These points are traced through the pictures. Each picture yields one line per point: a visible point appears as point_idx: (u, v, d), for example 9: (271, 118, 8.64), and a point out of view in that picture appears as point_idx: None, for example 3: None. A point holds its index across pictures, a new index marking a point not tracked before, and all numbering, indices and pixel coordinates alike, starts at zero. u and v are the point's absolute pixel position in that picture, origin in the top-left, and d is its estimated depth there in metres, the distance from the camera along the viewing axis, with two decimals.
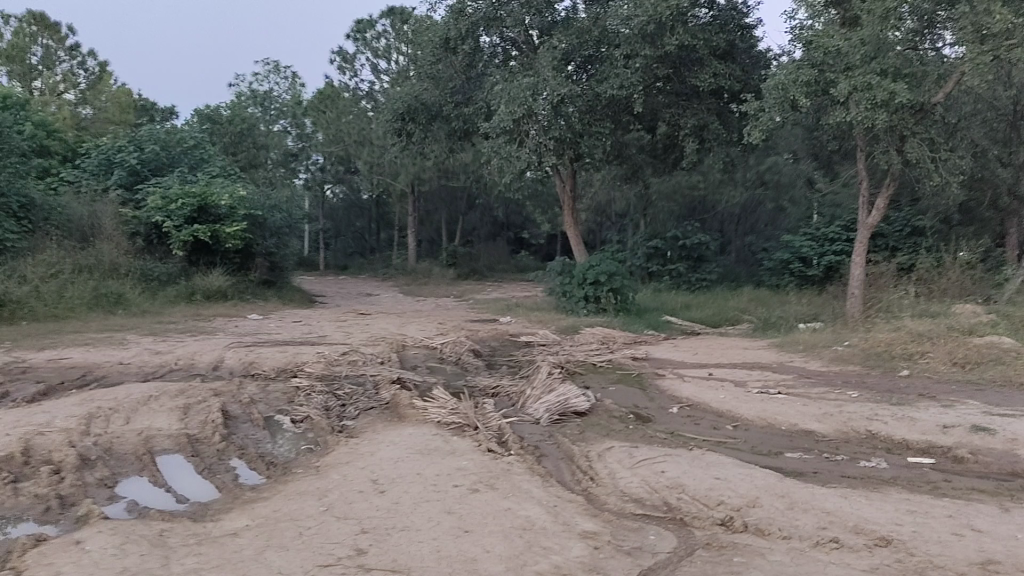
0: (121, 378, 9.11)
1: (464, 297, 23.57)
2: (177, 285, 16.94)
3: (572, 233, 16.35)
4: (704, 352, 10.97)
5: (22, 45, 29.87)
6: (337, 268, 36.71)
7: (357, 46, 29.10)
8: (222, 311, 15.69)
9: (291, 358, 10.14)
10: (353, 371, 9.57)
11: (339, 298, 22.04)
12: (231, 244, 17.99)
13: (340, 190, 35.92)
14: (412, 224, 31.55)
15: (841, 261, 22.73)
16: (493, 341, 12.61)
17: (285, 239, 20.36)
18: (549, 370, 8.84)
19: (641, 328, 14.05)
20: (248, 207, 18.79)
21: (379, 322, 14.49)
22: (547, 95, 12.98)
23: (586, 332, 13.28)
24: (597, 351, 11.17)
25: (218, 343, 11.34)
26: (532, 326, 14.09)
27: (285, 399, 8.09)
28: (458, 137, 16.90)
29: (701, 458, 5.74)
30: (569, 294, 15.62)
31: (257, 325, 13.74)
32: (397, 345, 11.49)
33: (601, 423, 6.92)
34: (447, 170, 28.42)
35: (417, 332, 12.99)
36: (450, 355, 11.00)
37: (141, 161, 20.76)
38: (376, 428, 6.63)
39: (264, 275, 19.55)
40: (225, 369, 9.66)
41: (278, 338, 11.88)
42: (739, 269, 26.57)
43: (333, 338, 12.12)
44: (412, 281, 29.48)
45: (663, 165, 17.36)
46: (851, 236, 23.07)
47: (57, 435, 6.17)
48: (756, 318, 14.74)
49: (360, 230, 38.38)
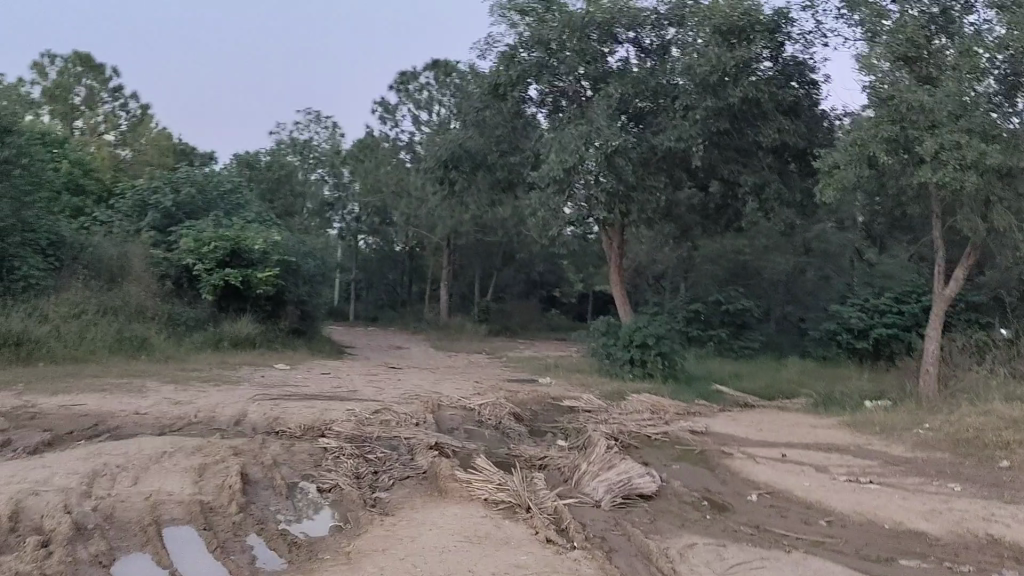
0: (135, 430, 8.34)
1: (497, 354, 22.72)
2: (205, 331, 16.29)
3: (618, 292, 15.47)
4: (768, 428, 9.99)
5: (66, 85, 30.01)
6: (366, 320, 36.07)
7: (399, 97, 28.83)
8: (248, 360, 14.97)
9: (320, 415, 9.31)
10: (385, 432, 8.71)
11: (369, 351, 21.28)
12: (263, 290, 17.36)
13: (374, 241, 35.47)
14: (446, 278, 30.89)
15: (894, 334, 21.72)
16: (534, 404, 11.71)
17: (317, 288, 19.74)
18: (605, 443, 7.93)
19: (691, 397, 13.08)
20: (283, 253, 18.24)
21: (412, 379, 13.65)
22: (599, 145, 12.25)
23: (633, 399, 12.36)
24: (650, 421, 10.22)
25: (242, 394, 10.58)
26: (575, 389, 13.17)
27: (311, 462, 7.25)
28: (502, 188, 16.27)
29: (802, 565, 4.82)
30: (612, 356, 14.68)
31: (284, 376, 12.97)
32: (432, 404, 10.63)
33: (674, 511, 5.99)
34: (485, 224, 27.84)
35: (453, 391, 12.14)
36: (490, 418, 10.10)
37: (176, 203, 20.38)
38: (415, 505, 5.76)
39: (294, 323, 18.89)
40: (247, 425, 8.84)
41: (306, 392, 11.07)
42: (784, 339, 25.53)
43: (364, 394, 11.29)
44: (444, 336, 28.68)
45: (714, 226, 16.53)
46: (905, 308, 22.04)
47: (53, 496, 5.39)
48: (814, 393, 13.76)
49: (392, 283, 37.80)
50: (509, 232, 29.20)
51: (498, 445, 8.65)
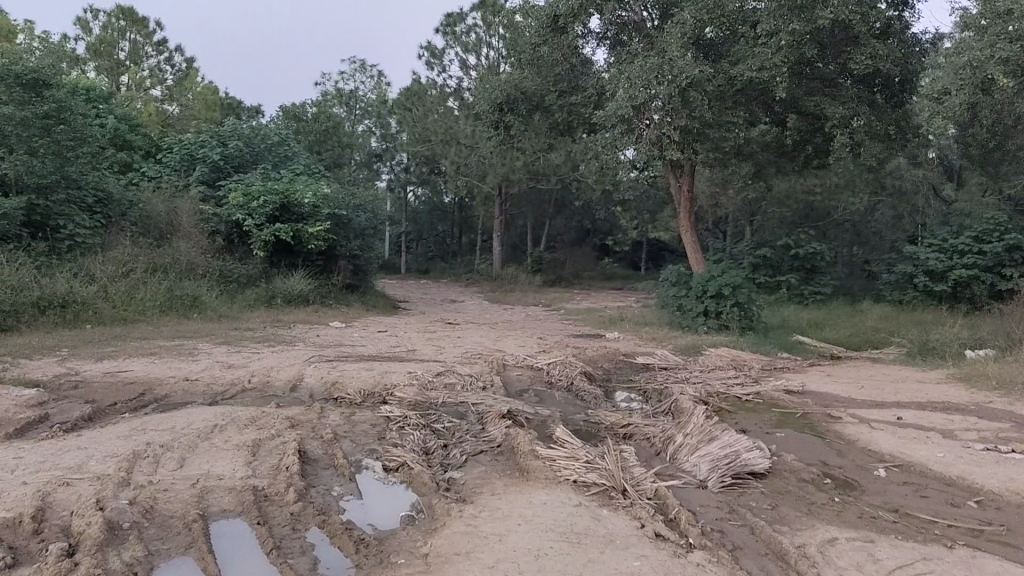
0: (185, 400, 7.74)
1: (555, 306, 21.93)
2: (257, 288, 15.71)
3: (688, 239, 14.49)
4: (868, 384, 9.06)
5: (110, 41, 29.56)
6: (418, 272, 35.50)
7: (447, 41, 27.77)
8: (302, 317, 14.39)
9: (380, 378, 8.62)
10: (451, 397, 7.97)
11: (424, 305, 20.65)
12: (314, 245, 16.72)
13: (423, 192, 34.72)
14: (498, 228, 30.07)
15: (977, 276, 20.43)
16: (605, 360, 10.90)
17: (370, 241, 19.09)
18: (698, 408, 7.09)
19: (775, 351, 12.16)
20: (333, 206, 17.58)
21: (473, 335, 12.92)
22: (675, 78, 11.18)
23: (711, 353, 11.48)
24: (735, 377, 9.35)
25: (298, 355, 9.95)
26: (647, 343, 12.33)
27: (373, 434, 6.54)
28: (561, 130, 15.32)
29: (975, 567, 3.98)
30: (684, 308, 13.75)
31: (339, 335, 12.34)
32: (498, 363, 9.88)
33: (795, 495, 5.14)
34: (538, 171, 26.84)
35: (518, 348, 11.37)
36: (561, 378, 9.32)
37: (225, 156, 19.83)
38: (496, 490, 4.99)
39: (348, 279, 18.29)
40: (303, 390, 8.18)
41: (364, 352, 10.41)
42: (854, 283, 24.31)
43: (424, 353, 10.59)
44: (498, 288, 27.95)
45: (789, 163, 15.40)
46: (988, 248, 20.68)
47: (88, 486, 4.74)
48: (907, 342, 12.73)
49: (442, 234, 37.11)
50: (562, 177, 28.20)
51: (574, 411, 7.86)
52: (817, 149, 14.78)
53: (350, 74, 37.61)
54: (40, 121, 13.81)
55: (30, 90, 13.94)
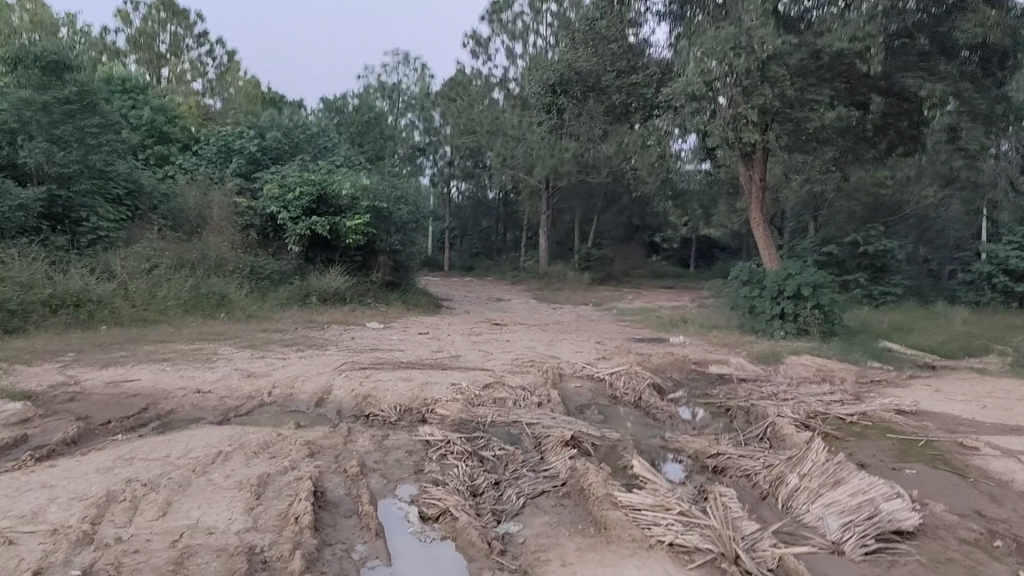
0: (193, 418, 6.66)
1: (606, 306, 20.65)
2: (291, 286, 14.68)
3: (760, 233, 13.15)
4: (988, 402, 7.69)
5: (150, 33, 28.75)
6: (461, 269, 34.46)
7: (493, 28, 26.61)
8: (337, 317, 13.34)
9: (419, 391, 7.45)
10: (501, 415, 6.79)
11: (467, 305, 19.53)
12: (352, 240, 15.69)
13: (467, 187, 33.58)
14: (545, 223, 28.84)
15: None
16: (673, 368, 9.62)
17: (411, 237, 17.99)
18: (805, 439, 5.82)
19: (862, 359, 10.81)
20: (372, 198, 16.51)
21: (522, 339, 11.72)
22: (754, 51, 9.97)
23: (793, 362, 10.18)
24: (830, 394, 8.03)
25: (328, 362, 8.86)
26: (717, 349, 11.05)
27: (410, 465, 5.38)
28: (619, 115, 14.04)
29: None
30: (755, 310, 12.43)
31: (377, 339, 11.22)
32: (553, 374, 8.66)
33: (964, 568, 3.86)
34: (587, 163, 25.55)
35: (574, 355, 10.15)
36: (627, 391, 8.08)
37: (261, 148, 18.87)
38: (566, 559, 3.79)
39: (387, 277, 17.21)
40: (330, 406, 7.05)
41: (402, 359, 9.27)
42: (926, 283, 22.71)
43: (469, 361, 9.41)
44: (544, 286, 26.76)
45: (870, 149, 13.94)
46: None
47: (35, 548, 3.66)
48: (1012, 352, 11.29)
49: (486, 230, 36.42)
50: (613, 170, 26.89)
51: (646, 435, 6.62)
52: (903, 134, 13.32)
53: (394, 67, 36.62)
54: (61, 106, 12.89)
55: (51, 74, 13.05)
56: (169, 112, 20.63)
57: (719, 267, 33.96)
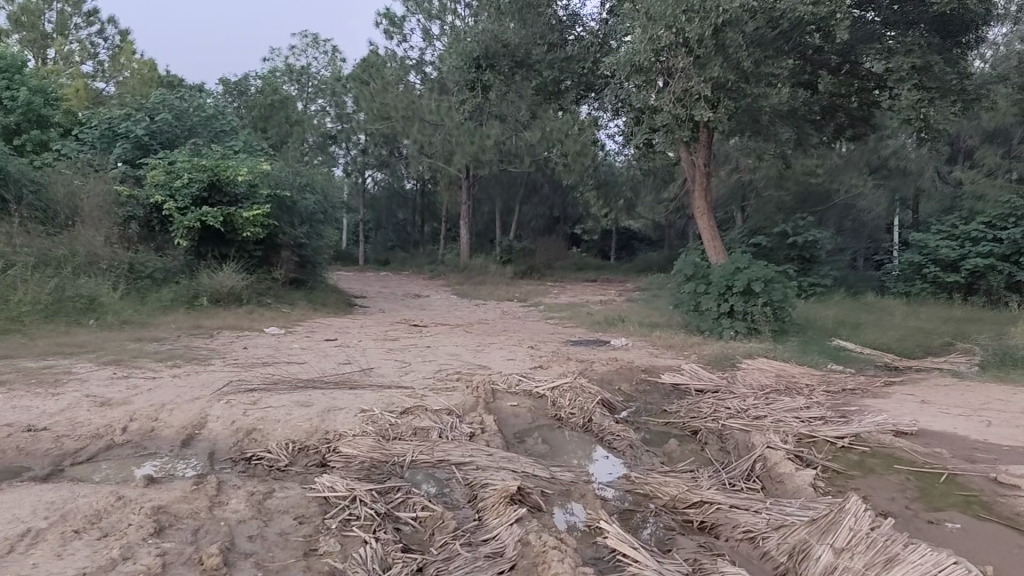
0: (14, 470, 5.08)
1: (531, 302, 19.32)
2: (177, 286, 12.93)
3: (704, 223, 12.01)
4: (992, 417, 6.62)
5: (32, 9, 26.08)
6: (376, 262, 32.72)
7: (408, 7, 24.98)
8: (230, 322, 11.65)
9: (318, 422, 5.94)
10: (422, 453, 5.36)
11: (382, 303, 17.94)
12: (249, 233, 13.98)
13: (382, 176, 31.84)
14: (464, 214, 27.34)
15: (990, 267, 17.99)
16: (619, 377, 8.31)
17: (318, 229, 16.34)
18: (816, 492, 4.56)
19: (823, 362, 9.70)
20: (273, 186, 14.77)
21: (445, 344, 10.27)
22: (711, 17, 8.83)
23: (751, 366, 9.02)
24: (811, 410, 6.85)
25: (208, 383, 7.25)
26: (662, 353, 9.83)
27: (301, 542, 3.92)
28: (548, 94, 12.72)
29: None
30: (702, 308, 11.21)
31: (274, 349, 9.60)
32: (484, 392, 7.24)
33: None
34: (508, 150, 24.16)
35: (503, 365, 8.74)
36: (573, 412, 6.74)
37: (149, 132, 16.84)
38: None
39: (291, 274, 15.51)
40: (201, 447, 5.55)
41: (301, 375, 7.74)
42: (854, 275, 22.15)
43: (383, 375, 7.95)
44: (465, 280, 25.27)
45: (817, 133, 12.97)
46: (1000, 233, 18.25)
47: None
48: (980, 350, 10.39)
49: (402, 222, 34.61)
50: (535, 159, 25.57)
51: (604, 476, 5.30)
52: (852, 116, 12.43)
53: (302, 50, 34.63)
54: None
55: None
56: (48, 93, 18.36)
57: (643, 258, 33.03)
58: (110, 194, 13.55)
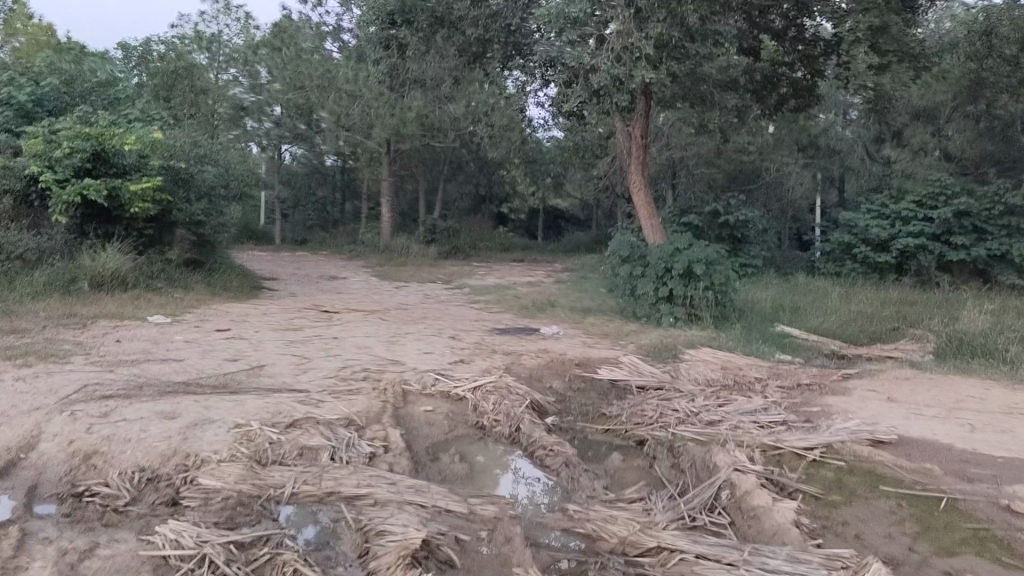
0: None
1: (455, 284, 18.16)
2: (53, 268, 11.46)
3: (640, 197, 11.04)
4: (972, 420, 5.83)
5: None
6: (294, 242, 31.12)
7: None
8: (111, 310, 10.25)
9: (178, 443, 4.76)
10: (306, 482, 4.26)
11: (292, 286, 16.57)
12: (138, 210, 12.50)
13: (300, 151, 30.22)
14: (386, 191, 25.97)
15: (922, 247, 17.55)
16: (549, 373, 7.30)
17: (219, 205, 14.93)
18: (802, 538, 3.65)
19: (770, 351, 8.80)
20: (167, 157, 13.38)
21: (354, 335, 9.11)
22: None
23: (697, 357, 8.09)
24: (770, 412, 5.95)
25: (55, 388, 5.92)
26: (597, 343, 8.85)
27: None
28: (470, 59, 11.68)
29: None
30: (637, 293, 10.21)
31: (155, 342, 8.32)
32: (392, 396, 6.14)
33: None
34: (432, 123, 22.95)
35: (418, 359, 7.63)
36: (498, 419, 5.72)
37: (34, 97, 14.56)
38: None
39: (188, 255, 14.01)
40: (21, 480, 4.33)
41: (175, 377, 6.53)
42: (785, 255, 21.63)
43: (277, 375, 6.79)
44: (386, 260, 23.98)
45: (758, 106, 12.21)
46: (932, 212, 17.86)
47: None
48: (934, 337, 9.65)
49: (322, 200, 33.04)
50: (460, 133, 24.37)
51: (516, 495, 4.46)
52: (796, 86, 11.74)
53: (213, 16, 32.68)
54: None
55: None
56: None
57: (570, 238, 32.18)
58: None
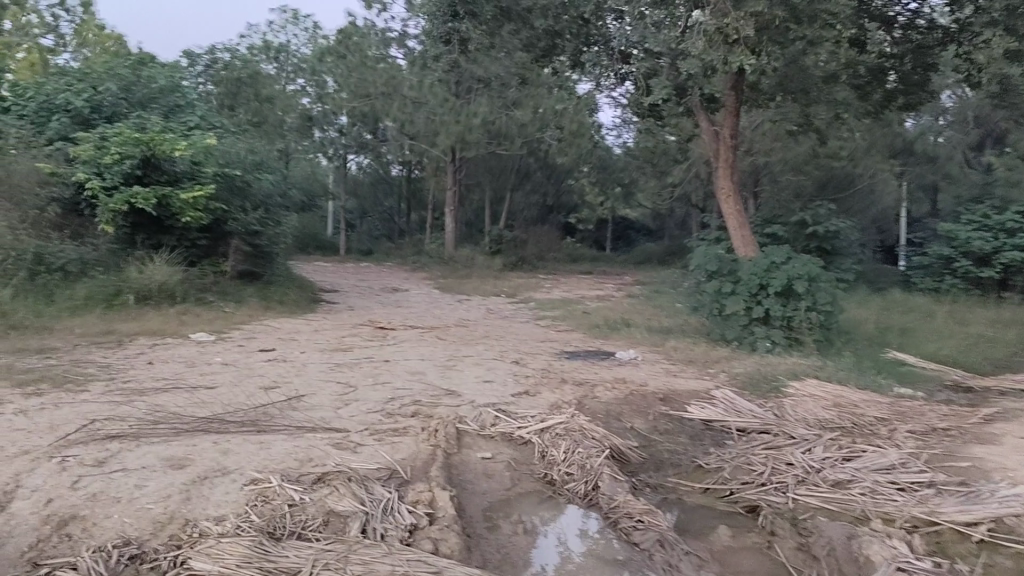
0: None
1: (520, 298, 17.15)
2: (96, 280, 10.81)
3: (729, 205, 9.85)
4: None
5: None
6: (360, 253, 30.58)
7: None
8: (152, 326, 9.51)
9: (178, 506, 3.86)
10: (329, 566, 3.29)
11: (352, 299, 15.80)
12: (188, 219, 11.81)
13: (366, 161, 29.71)
14: (452, 200, 25.14)
15: None
16: (629, 408, 6.20)
17: (275, 215, 14.25)
18: None
19: (886, 384, 7.56)
20: (218, 163, 12.71)
21: (409, 357, 8.17)
22: None
23: (803, 389, 6.89)
24: (911, 470, 4.78)
25: (55, 425, 5.07)
26: (682, 371, 7.74)
27: None
28: (538, 55, 10.66)
29: None
30: (727, 314, 9.04)
31: (189, 363, 7.51)
32: (444, 438, 5.13)
33: None
34: (500, 130, 22.04)
35: (477, 391, 6.60)
36: (571, 473, 4.68)
37: (91, 103, 13.50)
38: None
39: (241, 267, 13.31)
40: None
41: (197, 411, 5.62)
42: (875, 269, 20.08)
43: (313, 408, 5.86)
44: (450, 272, 23.15)
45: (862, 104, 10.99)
46: None
47: None
48: None
49: (388, 210, 32.47)
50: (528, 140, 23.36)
51: (554, 548, 3.93)
52: (906, 81, 10.50)
53: (281, 26, 32.48)
54: None
55: None
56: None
57: (641, 250, 30.91)
58: (29, 170, 11.27)
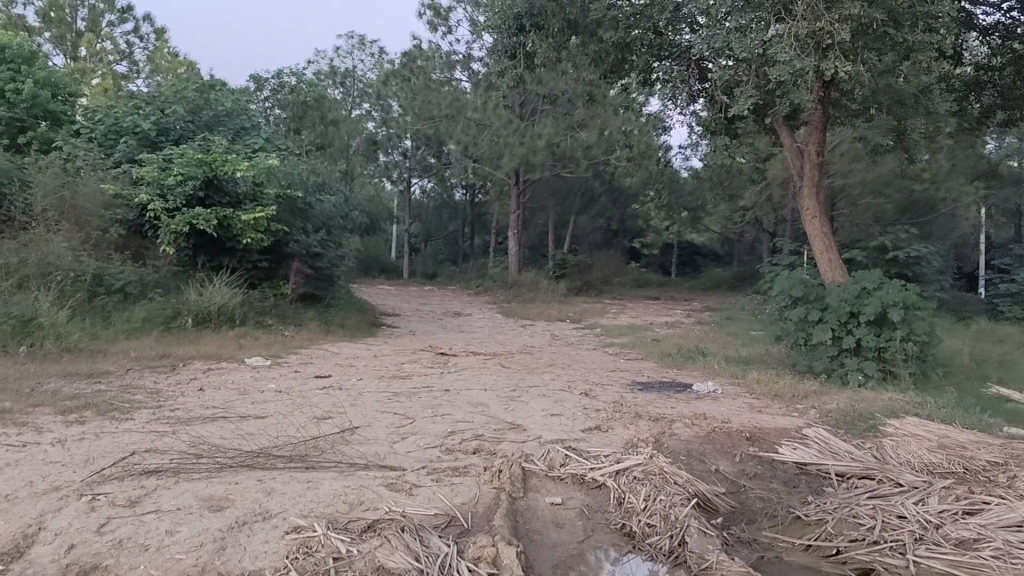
0: None
1: (585, 324, 16.58)
2: (155, 302, 10.61)
3: (814, 226, 9.19)
4: None
5: None
6: (423, 276, 30.34)
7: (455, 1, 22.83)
8: (208, 350, 9.23)
9: (210, 557, 3.43)
10: None
11: (414, 323, 15.44)
12: (247, 241, 11.61)
13: (430, 185, 29.53)
14: (516, 224, 24.75)
15: None
16: (711, 448, 5.62)
17: (336, 237, 14.01)
18: None
19: (994, 422, 6.83)
20: (281, 184, 12.54)
21: (470, 387, 7.68)
22: None
23: (905, 428, 6.22)
24: None
25: (91, 458, 4.71)
26: (766, 406, 7.10)
27: None
28: (607, 70, 10.20)
29: None
30: (813, 344, 8.38)
31: (241, 391, 7.15)
32: (508, 479, 4.63)
33: None
34: (565, 152, 21.61)
35: (544, 425, 6.08)
36: (653, 525, 4.12)
37: (157, 126, 13.36)
38: None
39: (301, 290, 13.06)
40: None
41: (241, 444, 5.22)
42: (961, 296, 19.00)
43: (366, 442, 5.42)
44: (514, 297, 22.67)
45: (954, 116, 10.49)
46: None
47: None
48: None
49: (451, 234, 32.23)
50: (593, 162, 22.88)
51: None
52: None
53: (348, 52, 32.73)
54: None
55: None
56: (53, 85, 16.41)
57: (709, 276, 30.05)
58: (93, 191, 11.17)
